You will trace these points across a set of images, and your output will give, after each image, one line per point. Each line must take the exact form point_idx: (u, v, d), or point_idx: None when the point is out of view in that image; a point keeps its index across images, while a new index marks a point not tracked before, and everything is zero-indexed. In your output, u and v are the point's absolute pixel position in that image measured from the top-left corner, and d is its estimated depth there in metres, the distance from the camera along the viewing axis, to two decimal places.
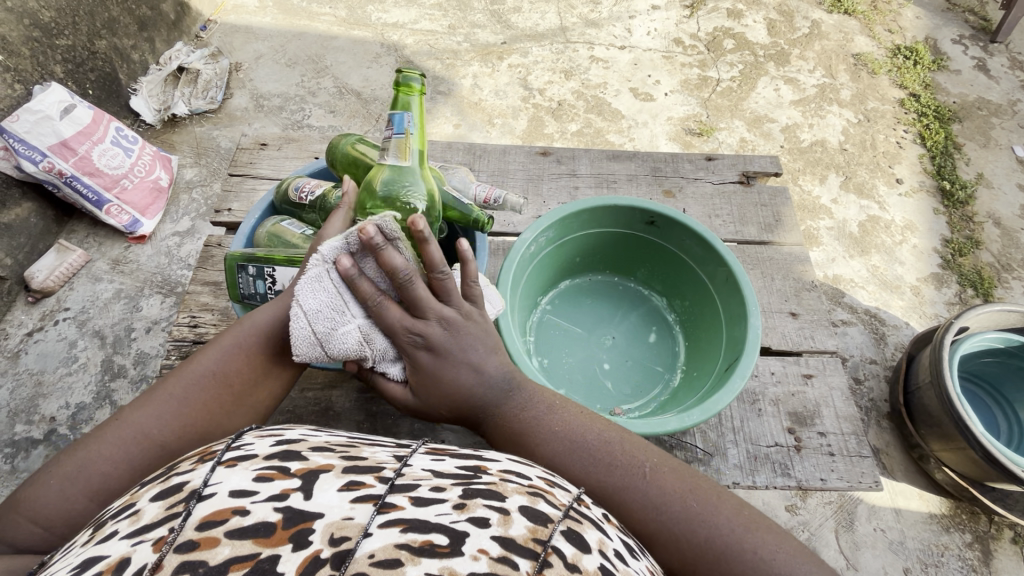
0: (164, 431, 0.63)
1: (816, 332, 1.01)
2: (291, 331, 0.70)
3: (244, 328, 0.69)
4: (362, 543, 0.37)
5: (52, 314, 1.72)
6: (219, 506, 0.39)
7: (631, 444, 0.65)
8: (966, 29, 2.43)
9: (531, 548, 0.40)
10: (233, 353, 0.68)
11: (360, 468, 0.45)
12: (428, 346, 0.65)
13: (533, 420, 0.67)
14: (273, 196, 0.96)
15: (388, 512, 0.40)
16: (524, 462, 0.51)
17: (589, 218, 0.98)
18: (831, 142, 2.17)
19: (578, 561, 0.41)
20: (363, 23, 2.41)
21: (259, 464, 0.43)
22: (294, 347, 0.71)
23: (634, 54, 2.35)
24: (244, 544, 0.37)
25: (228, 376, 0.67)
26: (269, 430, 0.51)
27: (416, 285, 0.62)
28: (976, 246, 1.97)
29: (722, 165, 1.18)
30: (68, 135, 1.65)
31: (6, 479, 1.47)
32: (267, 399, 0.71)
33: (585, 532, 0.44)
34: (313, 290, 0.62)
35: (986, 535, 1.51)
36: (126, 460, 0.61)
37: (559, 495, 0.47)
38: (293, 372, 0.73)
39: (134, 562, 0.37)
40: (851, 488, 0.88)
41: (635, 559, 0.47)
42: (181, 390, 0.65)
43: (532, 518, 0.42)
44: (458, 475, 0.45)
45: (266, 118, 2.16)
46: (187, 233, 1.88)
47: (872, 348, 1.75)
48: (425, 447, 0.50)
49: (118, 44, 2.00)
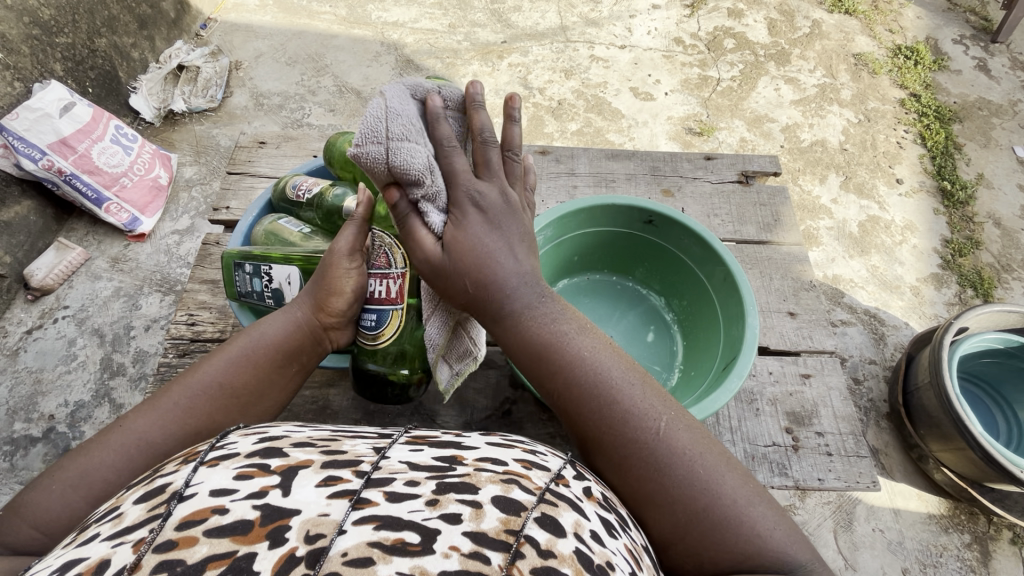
0: (168, 439, 0.63)
1: (814, 331, 1.00)
2: (301, 342, 0.74)
3: (254, 338, 0.71)
4: (336, 541, 0.38)
5: (51, 312, 1.72)
6: (198, 506, 0.39)
7: (652, 393, 0.62)
8: (966, 29, 2.43)
9: (503, 541, 0.40)
10: (240, 363, 0.69)
11: (337, 462, 0.44)
12: (479, 206, 0.62)
13: (562, 336, 0.63)
14: (270, 195, 0.96)
15: (363, 508, 0.40)
16: (504, 446, 0.51)
17: (587, 217, 0.98)
18: (831, 142, 2.17)
19: (551, 547, 0.41)
20: (362, 21, 2.41)
21: (239, 462, 0.43)
22: (303, 358, 0.74)
23: (634, 53, 2.35)
24: (222, 542, 0.37)
25: (233, 385, 0.68)
26: (253, 428, 0.51)
27: (492, 149, 0.63)
28: (976, 246, 1.97)
29: (721, 165, 1.18)
30: (67, 133, 1.65)
31: (5, 477, 1.47)
32: (271, 407, 0.72)
33: (560, 517, 0.44)
34: (402, 97, 0.61)
35: (985, 536, 1.51)
36: (129, 466, 0.61)
37: (536, 477, 0.47)
38: (296, 383, 0.75)
39: (114, 563, 0.37)
40: (848, 488, 0.87)
41: (613, 538, 0.47)
42: (186, 397, 0.65)
43: (504, 508, 0.42)
44: (434, 467, 0.45)
45: (266, 116, 2.16)
46: (186, 231, 1.88)
47: (872, 348, 1.75)
48: (405, 437, 0.50)
49: (118, 43, 2.00)
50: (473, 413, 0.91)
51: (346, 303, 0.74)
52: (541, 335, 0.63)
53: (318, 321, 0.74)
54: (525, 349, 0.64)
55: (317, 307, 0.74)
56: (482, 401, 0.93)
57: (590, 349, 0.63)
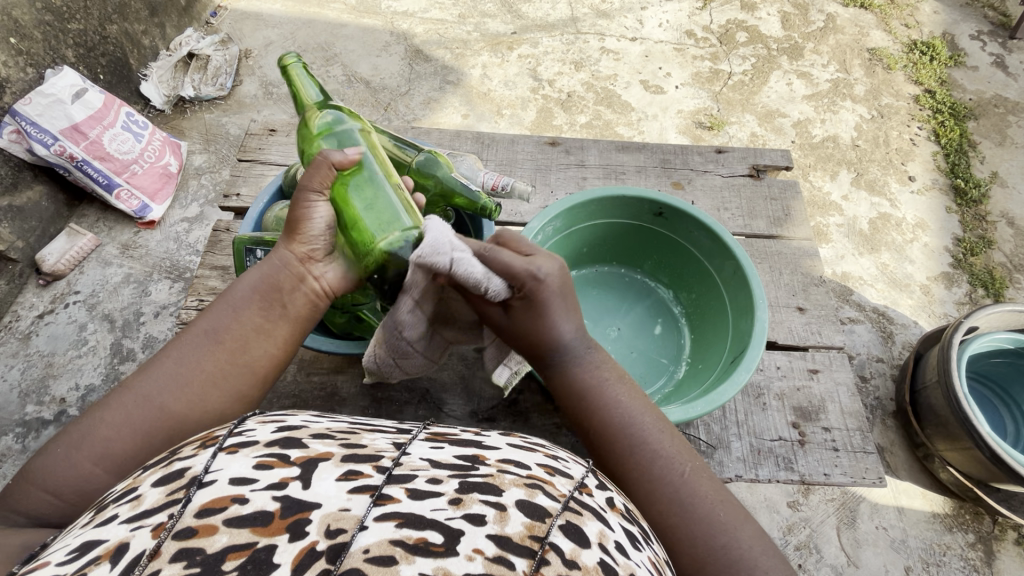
0: (162, 391, 0.64)
1: (823, 327, 1.00)
2: (280, 281, 0.72)
3: (234, 287, 0.72)
4: (357, 537, 0.38)
5: (63, 297, 1.74)
6: (218, 494, 0.40)
7: (672, 444, 0.66)
8: (985, 25, 2.39)
9: (528, 547, 0.40)
10: (227, 310, 0.70)
11: (358, 457, 0.45)
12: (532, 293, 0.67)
13: (602, 384, 0.70)
14: (281, 181, 0.96)
15: (385, 505, 0.40)
16: (525, 449, 0.51)
17: (597, 209, 0.97)
18: (843, 137, 2.14)
19: (576, 556, 0.41)
20: (373, 11, 2.40)
21: (259, 451, 0.44)
22: (289, 300, 0.72)
23: (645, 46, 2.33)
24: (242, 533, 0.38)
25: (221, 334, 0.68)
26: (270, 415, 0.51)
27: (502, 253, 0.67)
28: (988, 245, 1.95)
29: (732, 158, 1.17)
30: (79, 119, 1.67)
31: (17, 458, 1.49)
32: (265, 354, 0.70)
33: (585, 526, 0.44)
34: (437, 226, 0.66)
35: (989, 536, 1.51)
36: (126, 421, 0.61)
37: (560, 485, 0.47)
38: (291, 333, 0.73)
39: (133, 549, 0.37)
40: (853, 483, 0.87)
41: (638, 550, 0.47)
42: (178, 351, 0.67)
43: (529, 513, 0.42)
44: (456, 466, 0.45)
45: (275, 105, 2.16)
46: (196, 219, 1.89)
47: (879, 346, 1.74)
48: (425, 433, 0.50)
49: (129, 29, 2.00)
50: (480, 403, 0.92)
51: (322, 232, 0.73)
52: (582, 380, 0.70)
53: (292, 253, 0.72)
54: (569, 394, 0.71)
55: (288, 238, 0.72)
56: (490, 391, 0.93)
57: (626, 399, 0.69)
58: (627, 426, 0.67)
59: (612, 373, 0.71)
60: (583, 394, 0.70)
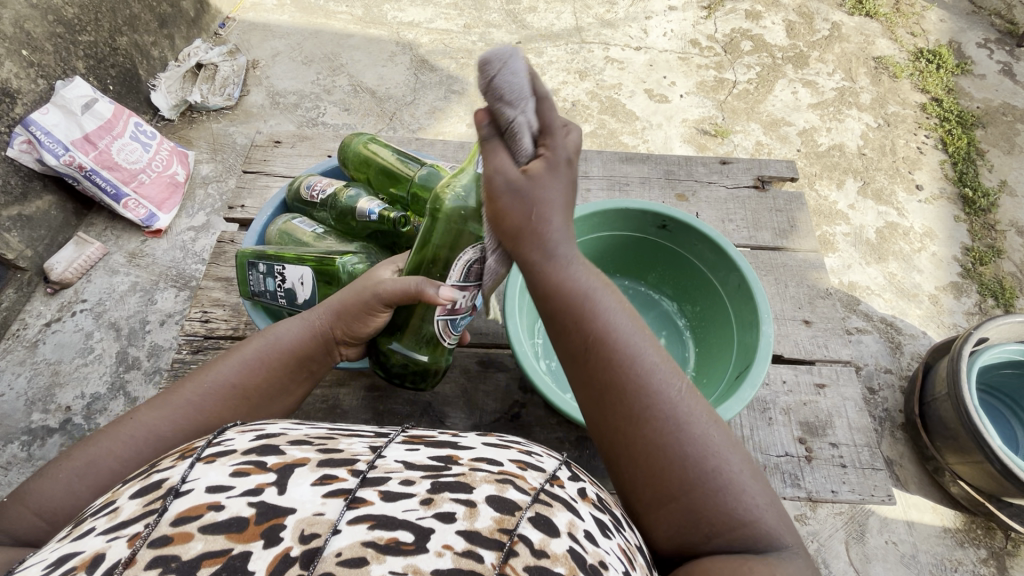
0: (177, 434, 0.64)
1: (830, 340, 0.99)
2: (311, 350, 0.74)
3: (269, 340, 0.72)
4: (331, 541, 0.37)
5: (69, 305, 1.75)
6: (195, 502, 0.39)
7: (669, 359, 0.58)
8: (992, 33, 2.38)
9: (497, 540, 0.40)
10: (256, 365, 0.70)
11: (333, 461, 0.44)
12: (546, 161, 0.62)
13: (590, 289, 0.61)
14: (285, 194, 0.96)
15: (358, 508, 0.40)
16: (500, 447, 0.51)
17: (602, 221, 0.97)
18: (849, 146, 2.13)
19: (545, 546, 0.41)
20: (379, 21, 2.42)
21: (236, 459, 0.43)
22: (311, 367, 0.74)
23: (650, 55, 2.33)
24: (217, 539, 0.37)
25: (246, 387, 0.69)
26: (250, 424, 0.51)
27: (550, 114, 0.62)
28: (998, 254, 1.93)
29: (737, 169, 1.17)
30: (89, 129, 1.72)
31: (22, 467, 1.49)
32: (280, 410, 0.73)
33: (555, 516, 0.43)
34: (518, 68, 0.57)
35: (1002, 551, 1.48)
36: (137, 457, 0.61)
37: (531, 478, 0.46)
38: (304, 391, 0.75)
39: (109, 558, 0.37)
40: (862, 501, 0.86)
41: (607, 537, 0.46)
42: (200, 394, 0.66)
43: (499, 507, 0.42)
44: (429, 466, 0.45)
45: (281, 115, 2.17)
46: (202, 228, 1.89)
47: (887, 357, 1.72)
48: (402, 436, 0.50)
49: (139, 41, 2.02)
50: (481, 416, 0.91)
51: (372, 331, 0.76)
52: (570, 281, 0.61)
53: (333, 335, 0.75)
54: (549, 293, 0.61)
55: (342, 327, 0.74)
56: (491, 404, 0.92)
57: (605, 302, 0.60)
58: (622, 338, 0.58)
59: (599, 278, 0.62)
60: (573, 297, 0.60)
